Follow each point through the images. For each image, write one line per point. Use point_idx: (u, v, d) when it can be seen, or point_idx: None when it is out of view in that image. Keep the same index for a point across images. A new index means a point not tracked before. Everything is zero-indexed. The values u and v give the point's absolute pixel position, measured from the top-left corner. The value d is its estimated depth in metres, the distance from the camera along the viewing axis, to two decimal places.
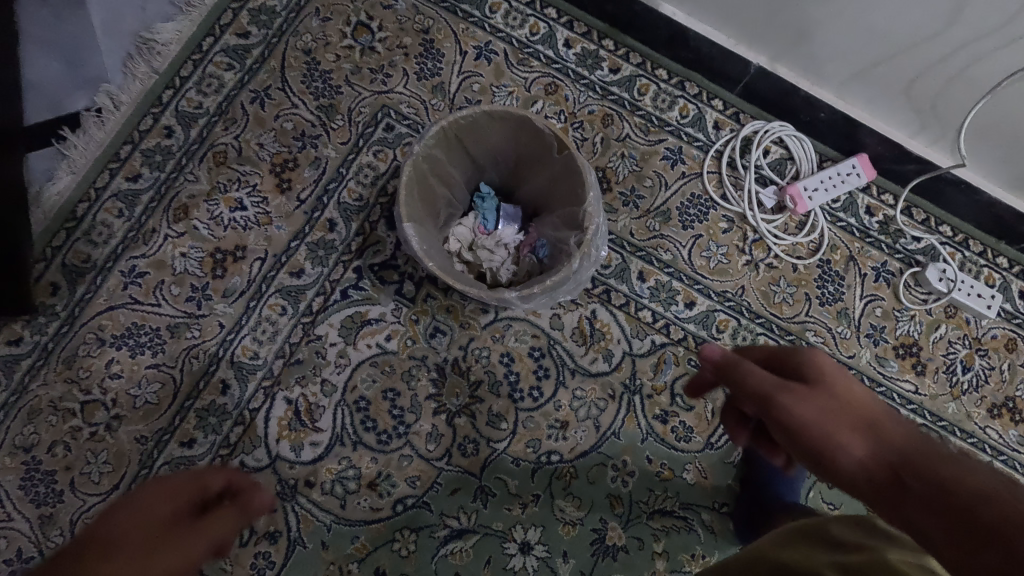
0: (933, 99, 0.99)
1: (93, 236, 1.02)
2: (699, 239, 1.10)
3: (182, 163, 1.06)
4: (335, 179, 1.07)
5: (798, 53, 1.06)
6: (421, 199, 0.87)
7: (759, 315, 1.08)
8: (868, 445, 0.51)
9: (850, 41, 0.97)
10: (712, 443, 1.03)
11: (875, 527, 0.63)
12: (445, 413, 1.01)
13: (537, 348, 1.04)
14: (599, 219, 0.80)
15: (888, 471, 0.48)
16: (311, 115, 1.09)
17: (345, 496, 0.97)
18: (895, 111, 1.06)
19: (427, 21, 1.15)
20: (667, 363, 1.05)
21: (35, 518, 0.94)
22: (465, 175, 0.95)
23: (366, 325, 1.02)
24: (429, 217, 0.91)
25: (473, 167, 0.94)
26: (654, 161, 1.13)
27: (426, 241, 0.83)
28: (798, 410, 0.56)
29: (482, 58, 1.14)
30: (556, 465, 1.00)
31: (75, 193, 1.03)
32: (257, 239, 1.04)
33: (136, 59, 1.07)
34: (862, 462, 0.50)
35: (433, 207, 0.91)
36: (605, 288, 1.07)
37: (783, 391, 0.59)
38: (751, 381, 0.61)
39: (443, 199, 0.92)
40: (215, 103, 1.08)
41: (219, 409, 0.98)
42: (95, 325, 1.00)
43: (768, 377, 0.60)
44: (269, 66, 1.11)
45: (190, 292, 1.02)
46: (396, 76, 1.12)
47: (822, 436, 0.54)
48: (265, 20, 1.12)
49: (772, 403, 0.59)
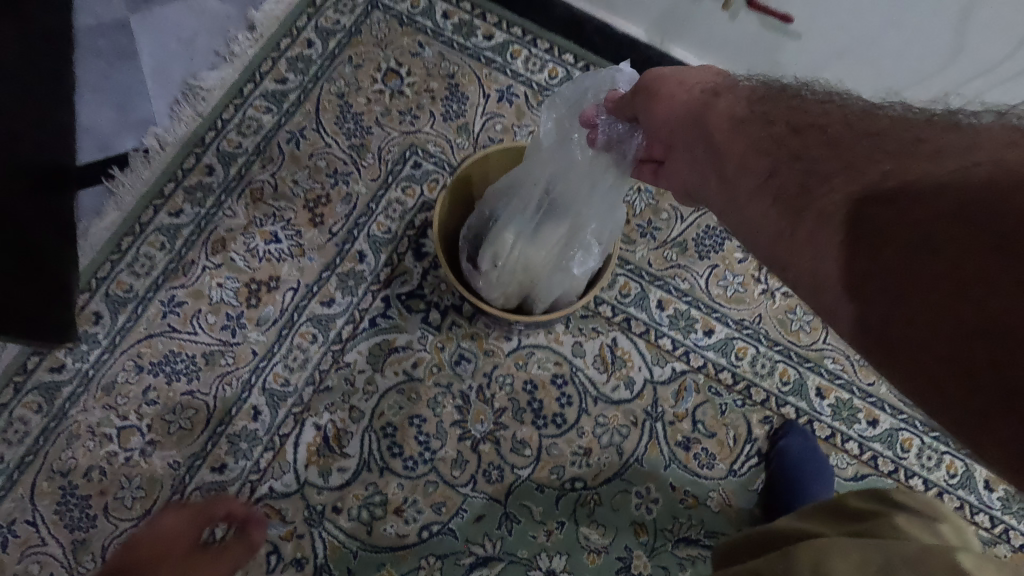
0: (959, 40, 0.92)
1: (136, 268, 1.07)
2: (715, 268, 1.12)
3: (222, 199, 1.12)
4: (366, 213, 1.13)
5: (773, 67, 1.13)
6: (566, 183, 0.83)
7: (777, 342, 1.09)
8: (761, 142, 0.56)
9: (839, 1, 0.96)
10: (735, 471, 1.04)
11: (822, 517, 0.76)
12: (470, 439, 1.03)
13: (559, 375, 1.06)
14: (623, 153, 0.77)
15: (785, 152, 0.53)
16: (343, 154, 1.16)
17: (371, 522, 0.98)
18: (909, 75, 1.01)
19: (453, 67, 1.22)
20: (688, 390, 1.07)
21: (68, 543, 0.96)
22: (500, 196, 0.92)
23: (393, 353, 1.05)
24: (516, 189, 0.89)
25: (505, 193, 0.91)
26: (670, 196, 1.15)
27: (565, 229, 0.87)
28: (663, 75, 0.69)
29: (504, 100, 1.21)
30: (580, 492, 1.01)
31: (120, 227, 1.09)
32: (291, 270, 1.09)
33: (182, 104, 1.16)
34: (764, 155, 0.55)
35: (467, 171, 0.99)
36: (625, 316, 1.09)
37: (672, 102, 0.67)
38: (647, 106, 0.70)
39: (532, 149, 0.87)
40: (254, 143, 1.15)
41: (250, 435, 1.01)
42: (134, 353, 1.03)
43: (675, 94, 0.68)
44: (305, 109, 1.18)
45: (226, 320, 1.06)
46: (423, 117, 1.19)
47: (668, 98, 0.68)
48: (302, 67, 1.20)
49: (650, 120, 0.71)
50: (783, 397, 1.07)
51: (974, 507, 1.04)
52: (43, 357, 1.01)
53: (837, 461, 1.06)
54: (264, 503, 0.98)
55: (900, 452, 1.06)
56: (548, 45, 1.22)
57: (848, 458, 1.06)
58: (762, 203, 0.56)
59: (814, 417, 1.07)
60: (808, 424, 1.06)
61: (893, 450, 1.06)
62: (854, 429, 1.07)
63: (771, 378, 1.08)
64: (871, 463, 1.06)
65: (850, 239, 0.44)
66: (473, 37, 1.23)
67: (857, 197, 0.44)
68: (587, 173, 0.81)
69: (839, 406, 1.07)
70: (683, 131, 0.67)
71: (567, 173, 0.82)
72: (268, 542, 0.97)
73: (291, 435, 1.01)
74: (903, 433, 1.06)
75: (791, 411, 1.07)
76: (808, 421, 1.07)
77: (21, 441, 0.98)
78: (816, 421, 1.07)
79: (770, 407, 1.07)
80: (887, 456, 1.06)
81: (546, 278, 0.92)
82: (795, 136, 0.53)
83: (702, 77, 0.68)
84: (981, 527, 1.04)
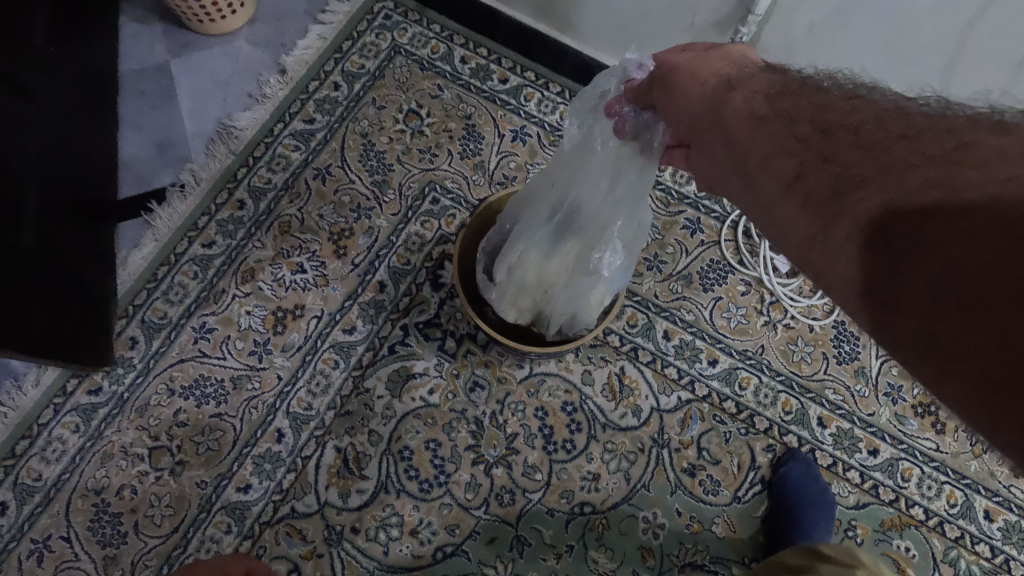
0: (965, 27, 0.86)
1: (170, 296, 1.14)
2: (719, 301, 1.17)
3: (252, 232, 1.19)
4: (386, 245, 1.19)
5: None
6: (581, 187, 0.79)
7: (780, 373, 1.13)
8: (787, 134, 0.44)
9: (831, 29, 0.97)
10: (739, 497, 1.07)
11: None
12: (483, 463, 1.07)
13: (569, 402, 1.11)
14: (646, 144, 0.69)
15: (818, 149, 0.42)
16: (366, 190, 1.23)
17: (388, 542, 1.02)
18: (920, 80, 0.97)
19: (470, 109, 1.29)
20: (693, 418, 1.11)
21: (100, 558, 1.00)
22: (519, 208, 0.91)
23: (411, 379, 1.11)
24: (534, 201, 0.87)
25: (523, 203, 0.90)
26: (675, 231, 1.21)
27: (583, 234, 0.83)
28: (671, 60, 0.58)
29: (518, 140, 1.28)
30: (589, 516, 1.05)
31: (157, 258, 1.16)
32: (315, 298, 1.15)
33: (216, 143, 1.23)
34: (783, 159, 0.44)
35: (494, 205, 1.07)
36: (632, 346, 1.14)
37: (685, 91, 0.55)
38: (662, 96, 0.59)
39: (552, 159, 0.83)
40: (283, 179, 1.22)
41: (274, 456, 1.06)
42: (167, 376, 1.09)
43: (687, 83, 0.55)
44: (331, 147, 1.26)
45: (253, 346, 1.12)
46: (442, 155, 1.26)
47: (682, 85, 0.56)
48: (328, 108, 1.28)
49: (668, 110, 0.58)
50: (785, 425, 1.11)
51: (975, 537, 1.07)
52: (82, 380, 1.07)
53: (839, 489, 1.09)
54: (286, 523, 1.03)
55: (901, 481, 1.09)
56: (559, 88, 1.30)
57: (849, 486, 1.09)
58: (791, 210, 0.44)
59: (815, 445, 1.10)
60: (810, 453, 1.10)
61: (894, 479, 1.09)
62: (855, 458, 1.10)
63: (773, 408, 1.12)
64: (872, 492, 1.09)
65: (915, 263, 0.35)
66: (490, 81, 1.31)
67: (925, 212, 0.35)
68: (604, 171, 0.76)
69: (840, 435, 1.11)
70: (696, 126, 0.54)
71: (582, 173, 0.78)
72: (289, 561, 1.01)
73: (314, 457, 1.06)
74: (903, 462, 1.10)
75: (794, 439, 1.10)
76: (810, 450, 1.10)
77: (58, 459, 1.03)
78: (818, 450, 1.10)
79: (773, 435, 1.10)
80: (887, 485, 1.09)
81: (563, 289, 0.90)
82: (823, 134, 0.42)
83: (721, 60, 0.54)
84: (983, 556, 1.06)
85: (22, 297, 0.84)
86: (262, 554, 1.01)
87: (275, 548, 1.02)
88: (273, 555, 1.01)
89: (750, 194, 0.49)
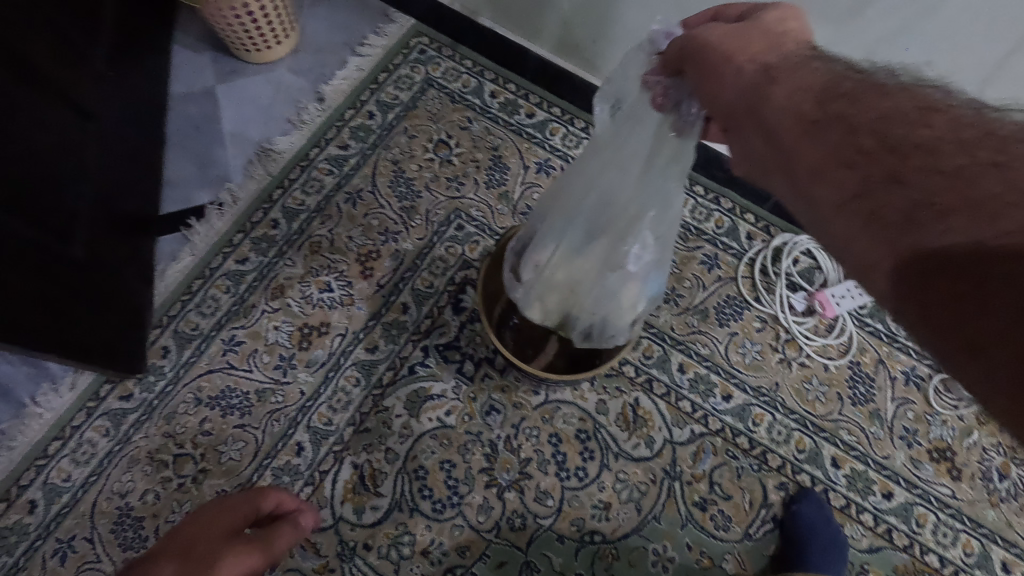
0: None
1: (203, 308, 1.19)
2: (734, 336, 1.19)
3: (283, 250, 1.24)
4: (411, 268, 1.23)
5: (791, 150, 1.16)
6: (610, 177, 0.77)
7: (793, 411, 1.14)
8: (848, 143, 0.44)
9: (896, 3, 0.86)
10: (750, 534, 1.08)
11: None
12: (496, 486, 1.08)
13: (583, 430, 1.12)
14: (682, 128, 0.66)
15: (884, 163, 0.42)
16: (394, 214, 1.28)
17: (399, 560, 1.04)
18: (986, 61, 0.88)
19: (497, 141, 1.35)
20: (706, 452, 1.11)
21: (120, 561, 1.03)
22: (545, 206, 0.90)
23: (429, 400, 1.13)
24: (560, 198, 0.86)
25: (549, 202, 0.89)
26: (693, 265, 1.24)
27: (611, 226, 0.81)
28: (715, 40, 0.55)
29: (542, 172, 1.32)
30: (598, 545, 1.06)
31: (192, 271, 1.21)
32: (340, 317, 1.19)
33: (255, 164, 1.30)
34: (841, 164, 0.44)
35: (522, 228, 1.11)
36: (647, 377, 1.16)
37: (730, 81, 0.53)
38: (700, 83, 0.57)
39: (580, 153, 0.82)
40: (316, 202, 1.28)
41: (293, 469, 1.09)
42: (195, 386, 1.13)
43: (726, 70, 0.53)
44: (363, 172, 1.31)
45: (279, 360, 1.16)
46: (468, 184, 1.31)
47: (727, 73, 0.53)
48: (362, 135, 1.34)
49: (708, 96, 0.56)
50: (798, 464, 1.11)
51: None
52: (115, 386, 1.12)
53: (852, 531, 1.08)
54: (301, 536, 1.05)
55: (915, 527, 1.08)
56: (584, 125, 1.35)
57: (862, 529, 1.08)
58: (846, 215, 0.44)
59: (829, 485, 1.10)
60: (823, 493, 1.10)
61: (908, 524, 1.08)
62: (869, 500, 1.10)
63: (786, 445, 1.12)
64: (886, 536, 1.08)
65: (967, 281, 0.37)
66: (517, 115, 1.37)
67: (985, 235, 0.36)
68: (634, 157, 0.74)
69: (853, 476, 1.11)
70: (736, 120, 0.53)
71: (618, 161, 0.75)
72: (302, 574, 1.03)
73: (330, 472, 1.08)
74: (918, 507, 1.09)
75: (807, 479, 1.10)
76: (823, 490, 1.10)
77: (87, 462, 1.07)
78: (831, 491, 1.10)
79: (785, 473, 1.11)
80: (901, 530, 1.08)
81: (596, 288, 0.86)
82: (889, 149, 0.42)
83: (760, 45, 0.53)
84: None
85: (63, 300, 0.89)
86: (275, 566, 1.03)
87: (288, 561, 1.03)
88: (286, 568, 1.03)
89: (799, 192, 0.49)
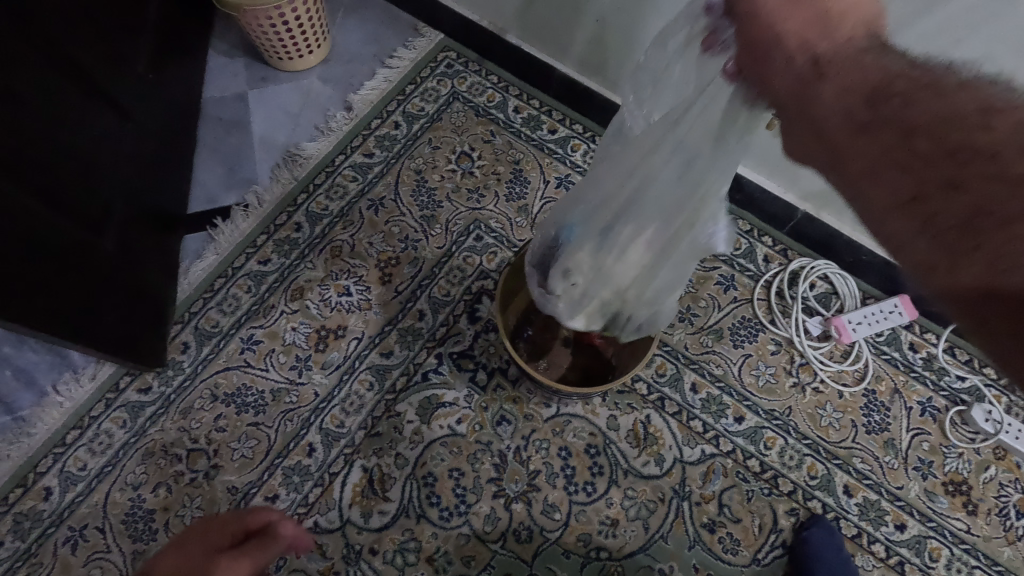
0: None
1: (224, 306, 1.21)
2: (748, 358, 1.19)
3: (305, 253, 1.26)
4: (429, 276, 1.25)
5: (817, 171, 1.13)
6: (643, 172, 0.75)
7: (806, 436, 1.13)
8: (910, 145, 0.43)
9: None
10: (758, 559, 1.06)
11: None
12: (503, 497, 1.08)
13: (593, 445, 1.12)
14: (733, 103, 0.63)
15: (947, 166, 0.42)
16: (414, 223, 1.30)
17: (403, 567, 1.04)
18: None
19: (519, 155, 1.37)
20: (716, 473, 1.11)
21: (129, 552, 1.04)
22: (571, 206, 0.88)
23: (440, 407, 1.14)
24: (589, 198, 0.84)
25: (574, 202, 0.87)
26: (708, 286, 1.24)
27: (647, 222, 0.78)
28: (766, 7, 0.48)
29: (562, 187, 1.34)
30: (604, 562, 1.05)
31: (215, 270, 1.24)
32: (357, 321, 1.21)
33: (282, 168, 1.33)
34: (898, 168, 0.44)
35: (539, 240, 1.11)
36: (659, 395, 1.15)
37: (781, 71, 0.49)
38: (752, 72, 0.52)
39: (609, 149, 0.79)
40: (339, 207, 1.30)
41: (303, 470, 1.09)
42: (212, 382, 1.15)
43: (775, 53, 0.48)
44: (386, 180, 1.34)
45: (295, 361, 1.17)
46: (489, 196, 1.33)
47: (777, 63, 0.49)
48: (387, 144, 1.37)
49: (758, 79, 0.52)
50: (810, 490, 1.10)
51: None
52: (135, 378, 1.14)
53: (863, 562, 1.06)
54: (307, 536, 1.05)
55: (928, 560, 1.06)
56: None
57: (873, 560, 1.06)
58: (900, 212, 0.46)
59: (840, 514, 1.09)
60: (834, 521, 1.08)
61: (921, 558, 1.06)
62: (881, 531, 1.08)
63: (798, 470, 1.11)
64: (898, 569, 1.06)
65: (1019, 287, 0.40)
66: (540, 130, 1.39)
67: None
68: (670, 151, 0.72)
69: (866, 506, 1.09)
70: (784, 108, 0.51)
71: (653, 159, 0.73)
72: None
73: (340, 474, 1.09)
74: (932, 541, 1.07)
75: (818, 505, 1.09)
76: (834, 518, 1.08)
77: (103, 452, 1.09)
78: (843, 519, 1.08)
79: (796, 499, 1.09)
80: (914, 563, 1.06)
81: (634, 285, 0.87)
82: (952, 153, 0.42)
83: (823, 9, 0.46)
84: None
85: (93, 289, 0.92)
86: (281, 566, 1.03)
87: (294, 561, 1.04)
88: (291, 568, 1.03)
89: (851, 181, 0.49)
